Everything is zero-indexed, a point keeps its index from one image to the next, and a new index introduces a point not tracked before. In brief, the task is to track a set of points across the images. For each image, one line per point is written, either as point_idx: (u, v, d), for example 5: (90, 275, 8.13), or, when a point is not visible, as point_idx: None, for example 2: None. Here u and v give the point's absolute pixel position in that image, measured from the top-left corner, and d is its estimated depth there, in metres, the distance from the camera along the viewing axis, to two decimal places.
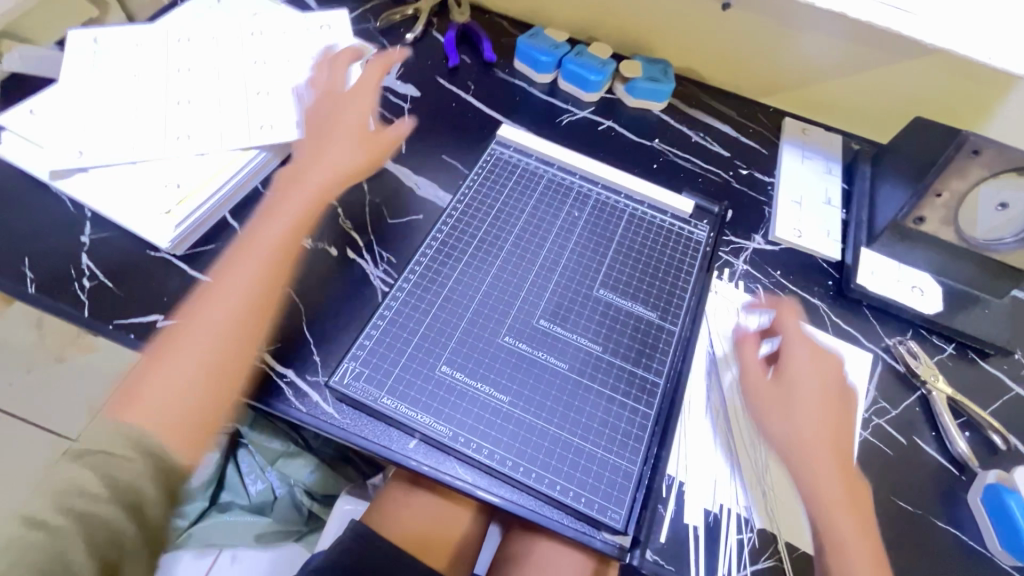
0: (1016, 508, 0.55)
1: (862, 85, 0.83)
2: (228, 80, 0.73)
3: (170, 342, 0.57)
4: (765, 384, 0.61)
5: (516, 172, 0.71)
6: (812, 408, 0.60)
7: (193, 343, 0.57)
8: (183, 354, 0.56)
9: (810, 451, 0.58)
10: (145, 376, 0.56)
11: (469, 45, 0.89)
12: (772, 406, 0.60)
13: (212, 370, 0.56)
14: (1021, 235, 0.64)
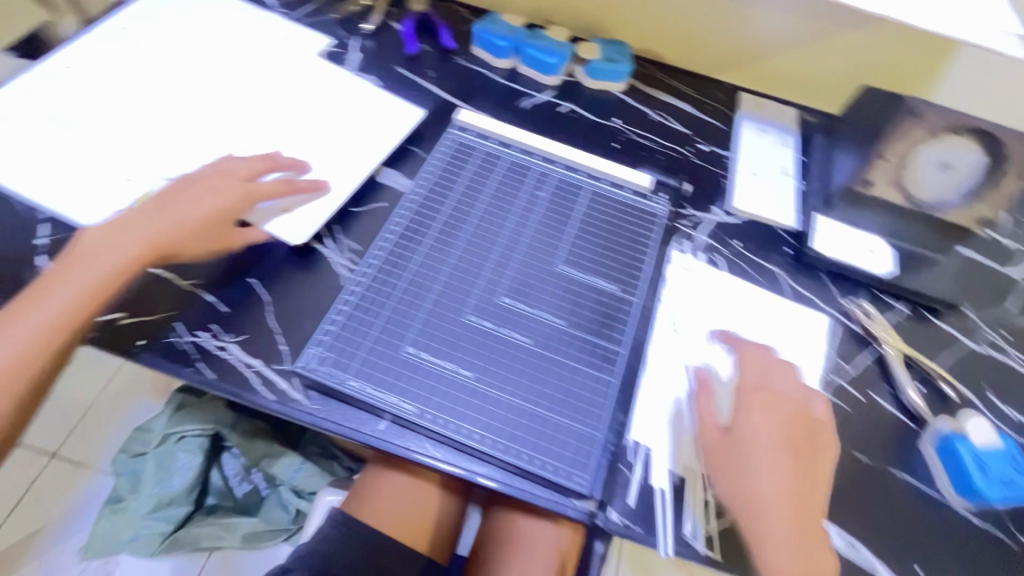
0: (966, 453, 0.58)
1: (815, 58, 0.85)
2: (180, 74, 0.72)
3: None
4: (720, 439, 0.54)
5: (477, 154, 0.72)
6: (754, 450, 0.52)
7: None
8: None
9: (758, 508, 0.51)
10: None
11: (428, 34, 0.89)
12: (725, 466, 0.53)
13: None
14: (964, 193, 0.68)
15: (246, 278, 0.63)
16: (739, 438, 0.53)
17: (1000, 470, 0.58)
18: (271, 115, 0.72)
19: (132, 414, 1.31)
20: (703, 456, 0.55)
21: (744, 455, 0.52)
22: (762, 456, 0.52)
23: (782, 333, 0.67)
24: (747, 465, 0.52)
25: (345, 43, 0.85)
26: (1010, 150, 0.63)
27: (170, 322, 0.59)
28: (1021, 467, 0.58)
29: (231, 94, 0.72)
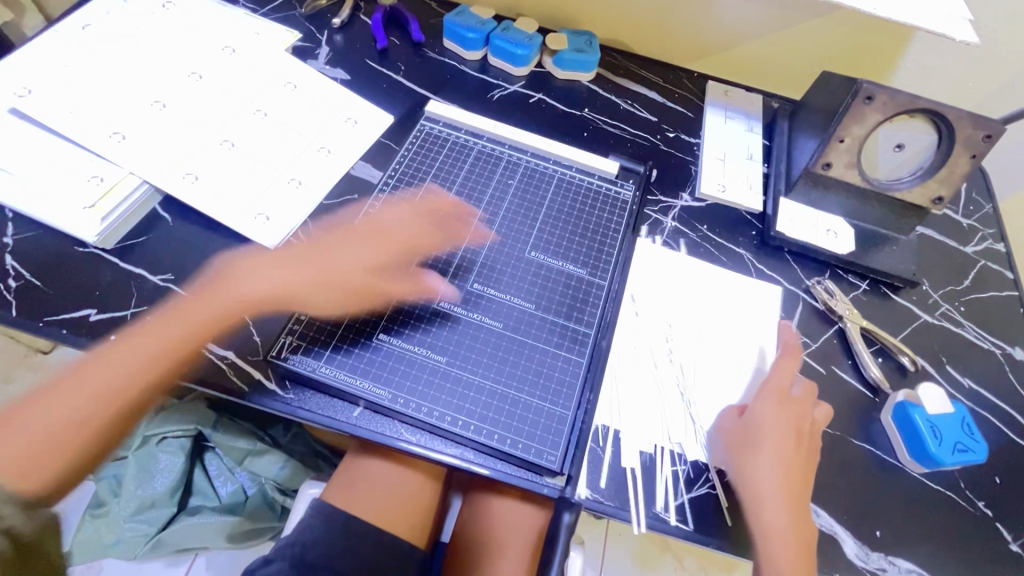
0: (919, 420, 0.61)
1: (777, 45, 0.87)
2: (146, 70, 0.71)
3: (106, 355, 0.56)
4: (733, 425, 0.59)
5: (447, 146, 0.75)
6: (755, 462, 0.56)
7: (72, 381, 0.55)
8: (87, 377, 0.55)
9: (761, 501, 0.54)
10: (15, 405, 0.54)
11: (398, 27, 0.90)
12: (733, 450, 0.58)
13: (85, 415, 0.54)
14: (916, 174, 0.71)
15: (218, 271, 0.63)
16: (760, 429, 0.58)
17: (954, 436, 0.60)
18: (240, 110, 0.72)
19: None
20: (718, 442, 0.59)
21: (756, 444, 0.57)
22: (769, 463, 0.56)
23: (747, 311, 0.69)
24: (757, 478, 0.55)
25: (314, 37, 0.85)
26: (959, 130, 0.65)
27: (142, 317, 0.59)
28: (973, 432, 0.61)
29: (198, 90, 0.72)
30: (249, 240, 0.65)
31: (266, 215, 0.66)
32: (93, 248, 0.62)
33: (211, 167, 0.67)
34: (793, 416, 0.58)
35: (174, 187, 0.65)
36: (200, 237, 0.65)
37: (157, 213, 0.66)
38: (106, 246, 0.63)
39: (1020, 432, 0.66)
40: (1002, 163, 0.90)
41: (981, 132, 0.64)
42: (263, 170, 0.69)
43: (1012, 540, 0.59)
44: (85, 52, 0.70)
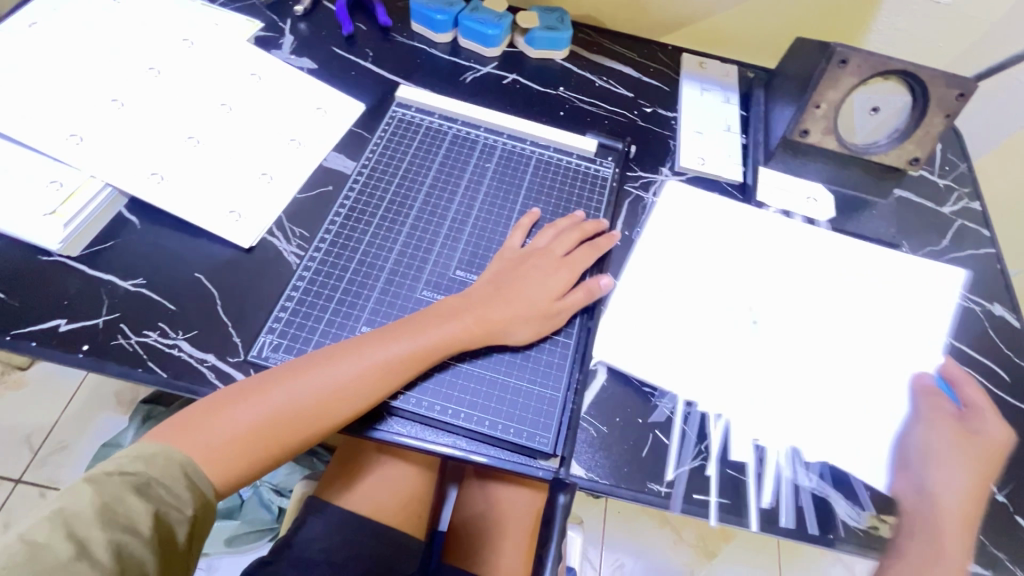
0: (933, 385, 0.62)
1: (749, 13, 0.87)
2: (99, 67, 0.68)
3: (358, 351, 0.53)
4: (954, 429, 0.57)
5: (420, 131, 0.73)
6: (955, 480, 0.54)
7: (322, 373, 0.52)
8: (334, 371, 0.52)
9: (944, 509, 0.53)
10: (220, 397, 0.51)
11: (364, 12, 0.87)
12: (947, 453, 0.55)
13: (306, 414, 0.51)
14: (892, 137, 0.72)
15: (192, 273, 0.61)
16: (976, 447, 0.56)
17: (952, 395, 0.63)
18: (203, 105, 0.69)
19: (98, 430, 1.27)
20: (937, 442, 0.56)
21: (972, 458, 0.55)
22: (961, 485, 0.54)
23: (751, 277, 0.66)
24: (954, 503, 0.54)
25: (277, 26, 0.83)
26: (932, 90, 0.66)
27: (116, 325, 0.57)
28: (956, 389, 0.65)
29: (156, 87, 0.69)
30: (221, 238, 0.63)
31: (238, 212, 0.64)
32: (58, 256, 0.60)
33: (177, 165, 0.65)
34: (994, 454, 0.57)
35: (139, 188, 0.62)
36: (170, 239, 0.63)
37: (124, 216, 0.64)
38: (71, 253, 0.60)
39: (1003, 386, 0.67)
40: (976, 123, 0.90)
41: (955, 90, 0.65)
42: (232, 165, 0.67)
43: (998, 491, 0.60)
44: (32, 51, 0.66)
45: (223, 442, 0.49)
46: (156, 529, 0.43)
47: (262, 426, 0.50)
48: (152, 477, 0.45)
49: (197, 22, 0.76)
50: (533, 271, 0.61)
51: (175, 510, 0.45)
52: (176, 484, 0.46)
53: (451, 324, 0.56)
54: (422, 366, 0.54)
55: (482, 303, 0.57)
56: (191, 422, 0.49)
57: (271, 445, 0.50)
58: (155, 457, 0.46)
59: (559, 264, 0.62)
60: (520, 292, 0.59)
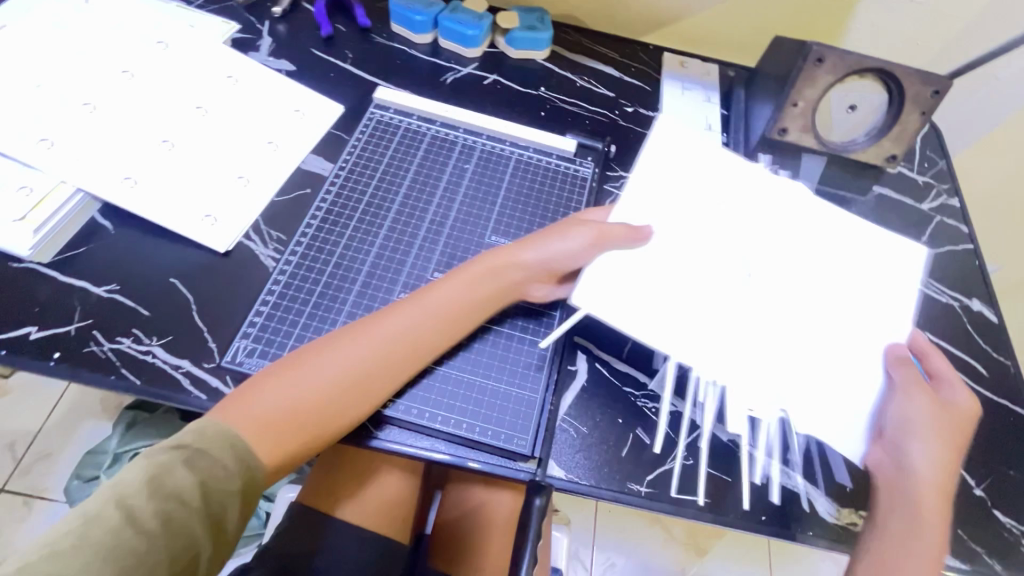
0: None
1: (728, 12, 0.87)
2: (71, 70, 0.67)
3: (387, 322, 0.53)
4: (924, 404, 0.51)
5: (399, 132, 0.73)
6: (925, 477, 0.49)
7: (363, 342, 0.51)
8: (375, 338, 0.52)
9: (922, 490, 0.49)
10: (255, 378, 0.49)
11: (343, 13, 0.87)
12: (923, 432, 0.50)
13: (352, 382, 0.50)
14: (870, 133, 0.72)
15: (166, 277, 0.60)
16: (946, 425, 0.51)
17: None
18: (178, 107, 0.69)
19: (82, 439, 1.25)
20: (908, 420, 0.51)
21: (940, 432, 0.51)
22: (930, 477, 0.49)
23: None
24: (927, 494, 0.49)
25: (255, 28, 0.82)
26: (907, 87, 0.66)
27: (88, 331, 0.57)
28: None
29: (128, 90, 0.68)
30: (196, 242, 0.62)
31: (213, 216, 0.63)
32: (29, 263, 0.59)
33: (151, 169, 0.64)
34: (965, 425, 0.53)
35: (112, 192, 0.61)
36: (144, 244, 0.62)
37: (97, 221, 0.63)
38: (42, 260, 0.59)
39: (981, 380, 0.68)
40: (954, 119, 0.91)
41: (930, 88, 0.65)
42: (207, 169, 0.66)
43: (976, 485, 0.61)
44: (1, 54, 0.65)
45: (276, 417, 0.47)
46: (204, 499, 0.42)
47: (316, 399, 0.48)
48: (201, 448, 0.44)
49: (171, 24, 0.75)
50: (559, 247, 0.57)
51: (223, 481, 0.43)
52: (225, 453, 0.44)
53: (475, 291, 0.56)
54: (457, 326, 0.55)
55: (505, 269, 0.57)
56: (233, 405, 0.47)
57: (320, 423, 0.49)
58: (203, 430, 0.45)
59: (592, 235, 0.57)
60: (546, 260, 0.57)
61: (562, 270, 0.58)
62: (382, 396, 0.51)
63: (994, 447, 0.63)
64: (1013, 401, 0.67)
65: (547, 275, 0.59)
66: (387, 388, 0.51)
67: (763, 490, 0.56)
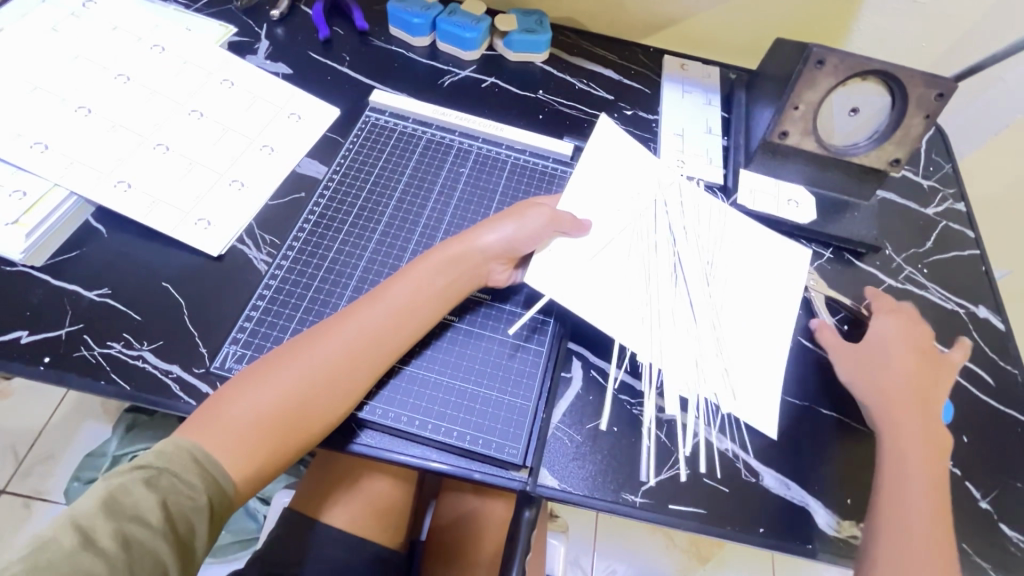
0: None
1: (730, 15, 0.86)
2: (68, 74, 0.67)
3: (343, 324, 0.51)
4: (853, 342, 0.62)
5: (394, 135, 0.72)
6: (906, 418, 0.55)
7: (325, 346, 0.50)
8: (336, 342, 0.50)
9: (899, 409, 0.55)
10: (217, 392, 0.48)
11: (342, 16, 0.86)
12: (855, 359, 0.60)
13: (317, 388, 0.48)
14: (873, 137, 0.70)
15: (159, 281, 0.60)
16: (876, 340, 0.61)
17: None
18: (174, 111, 0.69)
19: (83, 440, 1.26)
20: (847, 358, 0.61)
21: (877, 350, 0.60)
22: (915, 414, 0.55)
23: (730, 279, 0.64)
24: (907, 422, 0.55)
25: (253, 31, 0.82)
26: (911, 90, 0.65)
27: (79, 336, 0.56)
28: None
29: (124, 94, 0.68)
30: (188, 246, 0.62)
31: (207, 220, 0.63)
32: (22, 266, 0.59)
33: (145, 173, 0.64)
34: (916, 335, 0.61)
35: (106, 196, 0.61)
36: (137, 248, 0.62)
37: (91, 225, 0.63)
38: (35, 263, 0.59)
39: (987, 390, 0.66)
40: (961, 122, 0.89)
41: (934, 90, 0.64)
42: (201, 172, 0.66)
43: (981, 498, 0.59)
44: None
45: (240, 429, 0.46)
46: (167, 518, 0.41)
47: (279, 408, 0.47)
48: (161, 466, 0.42)
49: (170, 28, 0.75)
50: (514, 230, 0.57)
51: (186, 498, 0.42)
52: (188, 471, 0.43)
53: (432, 283, 0.55)
54: (421, 326, 0.54)
55: (461, 258, 0.56)
56: (196, 420, 0.46)
57: (291, 434, 0.48)
58: (164, 448, 0.44)
59: (546, 218, 0.58)
60: (502, 245, 0.57)
61: (519, 252, 0.58)
62: (352, 398, 0.50)
63: (1000, 459, 0.62)
64: (1020, 411, 0.65)
65: (505, 259, 0.58)
66: (358, 388, 0.50)
67: (761, 501, 0.55)
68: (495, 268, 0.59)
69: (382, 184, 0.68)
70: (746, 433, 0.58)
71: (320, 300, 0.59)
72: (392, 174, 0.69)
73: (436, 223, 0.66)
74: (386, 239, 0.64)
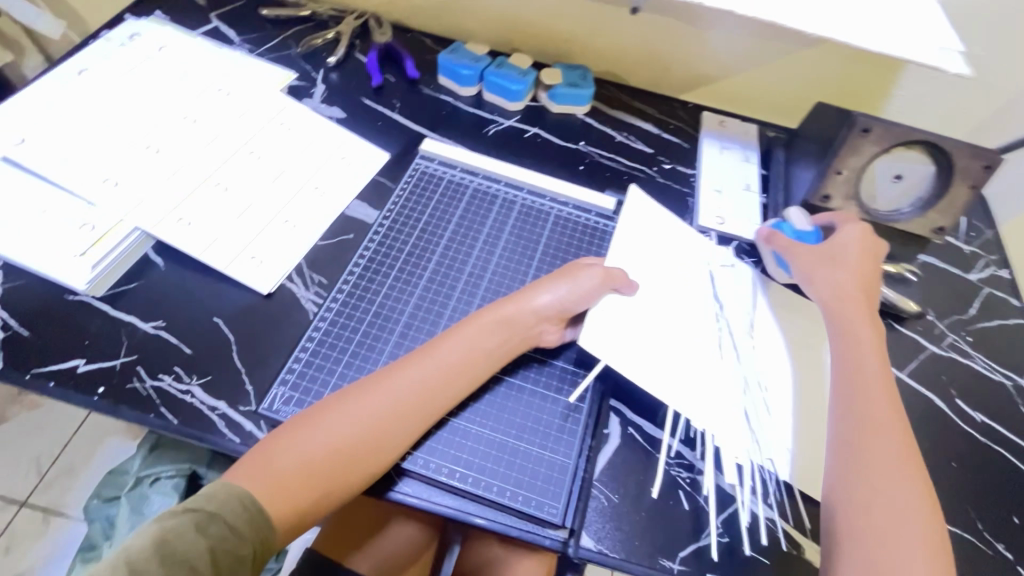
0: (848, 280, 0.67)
1: (769, 76, 0.88)
2: (141, 113, 0.71)
3: (396, 376, 0.53)
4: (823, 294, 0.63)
5: (442, 183, 0.75)
6: (855, 322, 0.59)
7: (377, 396, 0.51)
8: (388, 393, 0.52)
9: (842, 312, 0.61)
10: (272, 434, 0.49)
11: (393, 64, 0.90)
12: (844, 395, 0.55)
13: (365, 438, 0.50)
14: (916, 205, 0.71)
15: (210, 316, 0.62)
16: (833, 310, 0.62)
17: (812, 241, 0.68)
18: (235, 151, 0.72)
19: (104, 457, 1.27)
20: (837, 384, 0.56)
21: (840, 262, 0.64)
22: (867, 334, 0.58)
23: (771, 341, 0.64)
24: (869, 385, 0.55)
25: (309, 76, 0.86)
26: (958, 161, 0.65)
27: (132, 367, 0.58)
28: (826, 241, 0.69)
29: (190, 134, 0.72)
30: (241, 283, 0.64)
31: (260, 258, 0.65)
32: (83, 295, 0.61)
33: (204, 211, 0.66)
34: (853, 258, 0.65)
35: (167, 232, 0.64)
36: (192, 282, 0.64)
37: (149, 257, 0.66)
38: (96, 293, 0.62)
39: None
40: (1003, 187, 0.89)
41: (981, 162, 0.64)
42: (257, 211, 0.68)
43: None
44: (79, 98, 0.70)
45: (290, 474, 0.47)
46: (213, 566, 0.43)
47: (328, 455, 0.48)
48: (212, 511, 0.44)
49: (235, 72, 0.80)
50: (567, 291, 0.59)
51: (232, 547, 0.44)
52: (237, 518, 0.45)
53: (485, 339, 0.56)
54: (469, 381, 0.55)
55: (516, 318, 0.57)
56: (250, 463, 0.47)
57: (336, 483, 0.48)
58: (216, 493, 0.45)
59: (599, 277, 0.60)
60: (555, 305, 0.58)
61: (571, 312, 0.59)
62: (398, 451, 0.51)
63: None
64: None
65: (557, 320, 0.59)
66: (406, 441, 0.51)
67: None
68: (547, 329, 0.60)
69: (430, 232, 0.70)
70: (796, 501, 0.56)
71: (367, 345, 0.61)
72: (439, 221, 0.71)
73: (480, 273, 0.67)
74: (433, 286, 0.65)
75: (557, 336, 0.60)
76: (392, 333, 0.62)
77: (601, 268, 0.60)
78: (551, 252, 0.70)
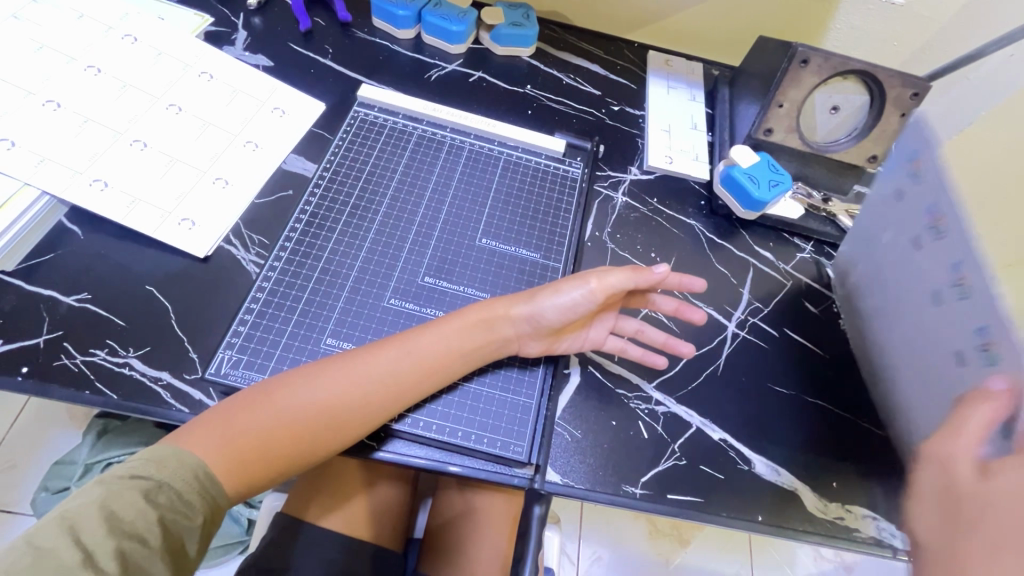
0: (766, 189, 0.71)
1: (712, 12, 0.87)
2: (31, 64, 0.63)
3: (365, 360, 0.52)
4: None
5: (384, 132, 0.72)
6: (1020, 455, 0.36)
7: (344, 373, 0.51)
8: (355, 374, 0.51)
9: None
10: (238, 397, 0.48)
11: (322, 6, 0.84)
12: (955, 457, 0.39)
13: (326, 416, 0.49)
14: (852, 134, 0.72)
15: (142, 284, 0.57)
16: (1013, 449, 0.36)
17: (767, 178, 0.71)
18: (150, 105, 0.65)
19: (49, 448, 1.20)
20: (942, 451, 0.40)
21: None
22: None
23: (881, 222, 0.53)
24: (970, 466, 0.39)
25: (229, 21, 0.78)
26: (889, 90, 0.67)
27: (58, 344, 0.53)
28: (779, 169, 0.73)
29: (94, 88, 0.64)
30: (173, 248, 0.60)
31: (191, 220, 0.61)
32: None
33: (121, 172, 0.61)
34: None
35: (80, 196, 0.58)
36: (117, 250, 0.59)
37: (64, 225, 0.60)
38: (6, 267, 0.56)
39: None
40: None
41: (910, 90, 0.67)
42: (183, 170, 0.63)
43: None
44: None
45: (241, 437, 0.47)
46: (164, 535, 0.41)
47: (281, 425, 0.48)
48: (161, 481, 0.43)
49: (138, 17, 0.71)
50: (549, 302, 0.56)
51: (182, 515, 0.43)
52: (188, 488, 0.44)
53: (463, 343, 0.54)
54: (438, 380, 0.54)
55: (496, 324, 0.56)
56: (206, 424, 0.47)
57: (295, 447, 0.49)
58: (165, 461, 0.44)
59: (585, 291, 0.56)
60: (534, 318, 0.56)
61: (547, 326, 0.57)
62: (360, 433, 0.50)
63: None
64: None
65: (538, 333, 0.57)
66: (366, 428, 0.50)
67: (754, 487, 0.57)
68: (526, 341, 0.57)
69: (377, 187, 0.67)
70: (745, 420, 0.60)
71: (318, 304, 0.58)
72: (384, 172, 0.68)
73: (432, 225, 0.65)
74: (384, 240, 0.63)
75: (541, 348, 0.58)
76: (342, 289, 0.60)
77: (595, 280, 0.57)
78: (504, 199, 0.69)
